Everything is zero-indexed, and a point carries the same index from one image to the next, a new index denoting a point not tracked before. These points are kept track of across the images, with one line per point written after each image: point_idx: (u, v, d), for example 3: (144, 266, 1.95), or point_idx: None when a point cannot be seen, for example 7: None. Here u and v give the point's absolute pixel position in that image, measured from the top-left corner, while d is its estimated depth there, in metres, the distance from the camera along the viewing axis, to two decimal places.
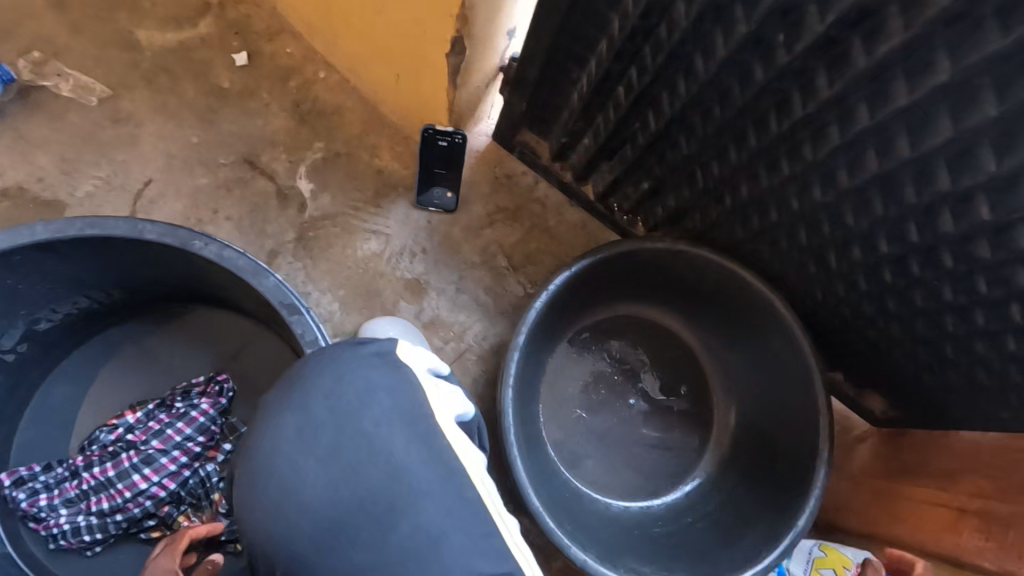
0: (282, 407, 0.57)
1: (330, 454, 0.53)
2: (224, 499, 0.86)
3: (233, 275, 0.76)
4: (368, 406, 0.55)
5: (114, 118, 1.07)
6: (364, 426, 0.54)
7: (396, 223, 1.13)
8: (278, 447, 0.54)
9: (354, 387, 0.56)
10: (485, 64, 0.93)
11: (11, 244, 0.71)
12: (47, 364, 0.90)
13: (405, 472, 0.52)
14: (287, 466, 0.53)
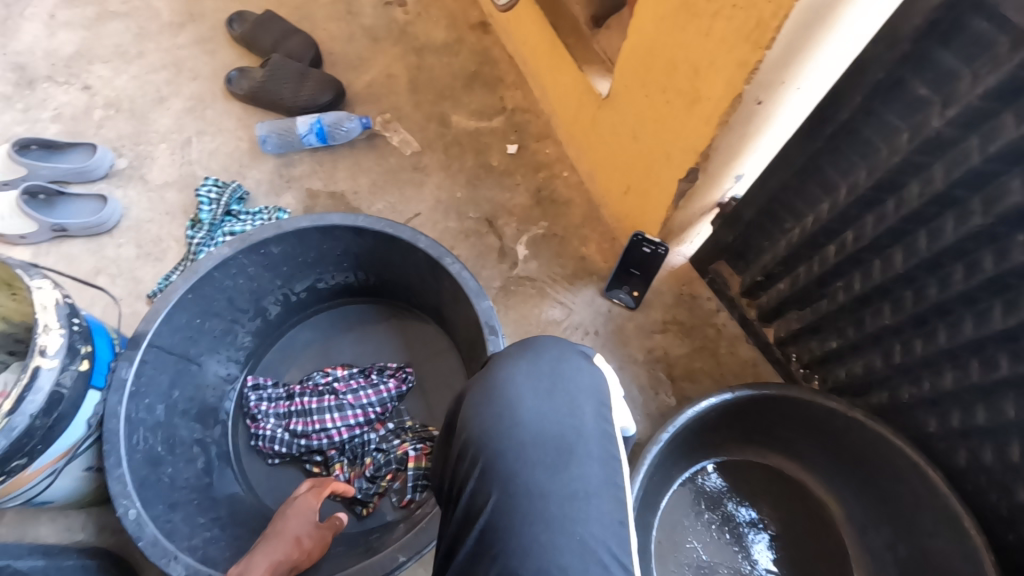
0: (510, 355, 0.64)
1: (538, 409, 0.60)
2: (372, 465, 1.03)
3: (461, 291, 0.96)
4: (578, 386, 0.61)
5: (414, 165, 1.44)
6: (572, 400, 0.61)
7: (581, 302, 1.28)
8: (498, 386, 0.62)
9: (570, 366, 0.63)
10: (707, 196, 1.08)
11: (339, 222, 0.98)
12: (307, 312, 1.19)
13: (591, 437, 0.59)
14: (501, 403, 0.61)
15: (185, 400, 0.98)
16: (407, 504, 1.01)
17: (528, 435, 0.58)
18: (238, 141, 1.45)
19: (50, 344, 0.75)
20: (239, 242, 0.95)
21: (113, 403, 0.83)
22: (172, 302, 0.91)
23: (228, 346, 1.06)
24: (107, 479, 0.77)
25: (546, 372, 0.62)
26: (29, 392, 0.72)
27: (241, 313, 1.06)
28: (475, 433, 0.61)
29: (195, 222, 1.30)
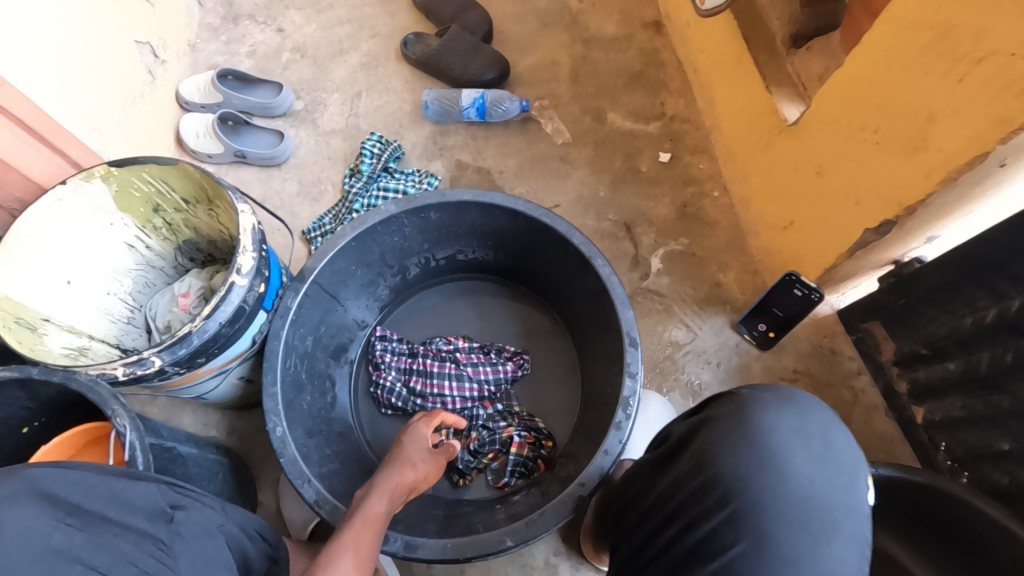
0: (776, 406, 0.60)
1: (805, 475, 0.56)
2: (477, 440, 1.05)
3: (604, 295, 0.94)
4: (852, 464, 0.57)
5: (562, 156, 1.44)
6: (843, 478, 0.56)
7: (709, 330, 1.23)
8: (764, 435, 0.58)
9: (843, 439, 0.58)
10: (887, 251, 0.98)
11: (498, 202, 1.00)
12: (440, 278, 1.23)
13: (860, 520, 0.55)
14: (765, 455, 0.57)
15: (327, 338, 1.05)
16: (502, 486, 1.03)
17: (793, 498, 0.55)
18: (402, 103, 1.52)
19: (244, 264, 0.83)
20: (404, 202, 0.99)
21: (276, 328, 0.90)
22: (338, 247, 0.97)
23: (368, 296, 1.13)
24: (262, 396, 0.85)
25: (817, 437, 0.58)
26: (222, 303, 0.80)
27: (387, 268, 1.11)
28: (724, 473, 0.58)
29: (355, 171, 1.38)
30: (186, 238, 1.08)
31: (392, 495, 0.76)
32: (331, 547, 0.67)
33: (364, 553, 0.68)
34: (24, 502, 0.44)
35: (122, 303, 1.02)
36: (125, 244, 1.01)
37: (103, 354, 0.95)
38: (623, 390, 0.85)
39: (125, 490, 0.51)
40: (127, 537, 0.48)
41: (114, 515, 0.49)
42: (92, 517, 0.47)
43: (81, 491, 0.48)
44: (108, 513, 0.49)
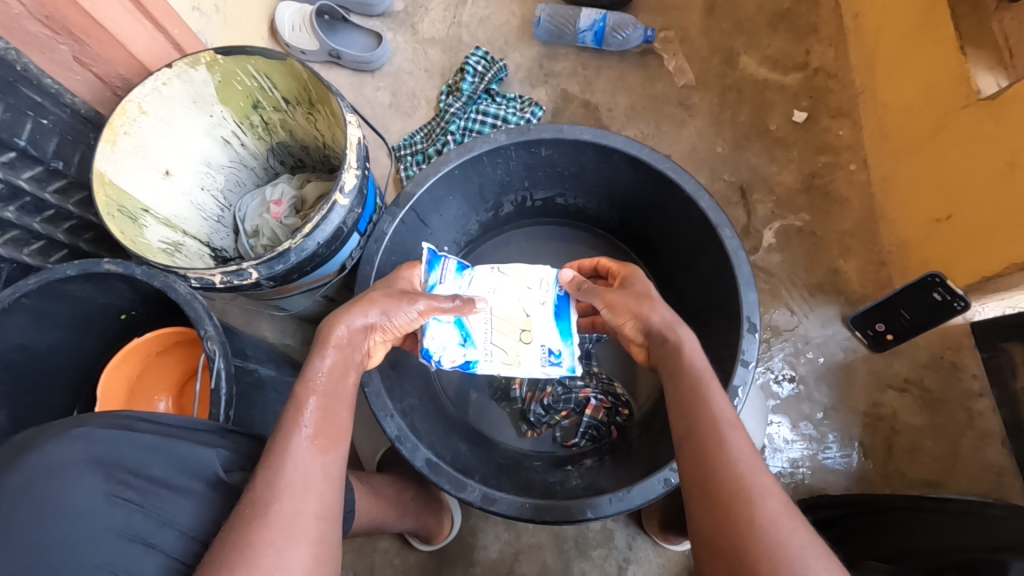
0: None
1: None
2: (551, 395, 1.01)
3: (726, 270, 0.85)
4: None
5: (681, 100, 1.28)
6: None
7: (815, 320, 1.11)
8: None
9: None
10: None
11: (621, 147, 0.89)
12: (531, 220, 1.14)
13: None
14: None
15: None
16: (569, 445, 0.99)
17: None
18: (510, 16, 1.36)
19: (348, 183, 0.77)
20: (518, 133, 0.90)
21: (371, 253, 0.86)
22: (441, 173, 0.90)
23: (458, 228, 1.06)
24: None
25: None
26: (323, 223, 0.75)
27: (482, 202, 1.03)
28: None
29: (453, 88, 1.28)
30: (280, 140, 1.03)
31: (339, 348, 0.62)
32: (275, 436, 0.53)
33: (325, 424, 0.55)
34: (81, 467, 0.47)
35: (214, 200, 1.00)
36: (220, 139, 0.97)
37: (195, 252, 0.93)
38: (733, 378, 0.77)
39: (178, 450, 0.51)
40: (185, 503, 0.50)
41: (172, 479, 0.50)
42: (151, 485, 0.49)
43: (138, 453, 0.50)
44: (165, 478, 0.50)
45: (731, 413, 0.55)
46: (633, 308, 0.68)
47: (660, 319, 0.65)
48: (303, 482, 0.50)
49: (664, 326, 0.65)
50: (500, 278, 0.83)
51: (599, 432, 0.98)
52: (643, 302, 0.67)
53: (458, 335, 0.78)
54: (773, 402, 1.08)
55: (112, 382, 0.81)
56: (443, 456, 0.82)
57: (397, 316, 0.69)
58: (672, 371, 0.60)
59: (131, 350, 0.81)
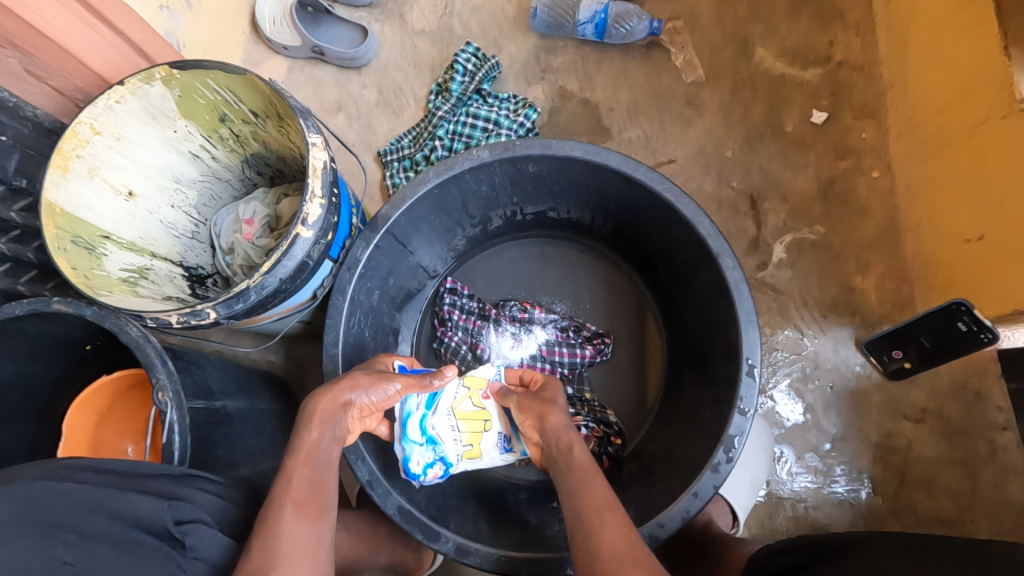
0: None
1: None
2: None
3: (727, 304, 0.78)
4: None
5: (688, 98, 1.18)
6: None
7: (827, 343, 1.04)
8: None
9: None
10: None
11: (614, 165, 0.81)
12: (523, 232, 1.07)
13: None
14: None
15: (395, 288, 0.94)
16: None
17: None
18: (506, 5, 1.26)
19: (311, 213, 0.71)
20: (502, 150, 0.82)
21: (343, 282, 0.80)
22: (419, 194, 0.84)
23: (443, 245, 0.99)
24: (324, 357, 0.78)
25: None
26: (284, 257, 0.70)
27: (468, 218, 0.97)
28: None
29: (443, 87, 1.19)
30: (253, 151, 0.97)
31: (326, 417, 0.60)
32: (266, 507, 0.52)
33: (311, 496, 0.54)
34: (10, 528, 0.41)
35: (186, 217, 0.95)
36: (189, 153, 0.91)
37: (165, 275, 0.89)
38: (729, 428, 0.71)
39: (120, 504, 0.45)
40: (129, 564, 0.43)
41: (115, 535, 0.44)
42: (91, 544, 0.43)
43: (78, 510, 0.44)
44: (107, 536, 0.44)
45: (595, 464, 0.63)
46: (540, 417, 0.70)
47: (557, 427, 0.67)
48: (295, 559, 0.49)
49: (561, 435, 0.67)
50: (463, 393, 0.79)
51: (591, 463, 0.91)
52: (550, 410, 0.70)
53: (420, 437, 0.77)
54: (778, 430, 1.01)
55: (77, 421, 0.77)
56: (419, 500, 0.77)
57: (383, 392, 0.66)
58: (563, 466, 0.64)
59: (101, 385, 0.78)
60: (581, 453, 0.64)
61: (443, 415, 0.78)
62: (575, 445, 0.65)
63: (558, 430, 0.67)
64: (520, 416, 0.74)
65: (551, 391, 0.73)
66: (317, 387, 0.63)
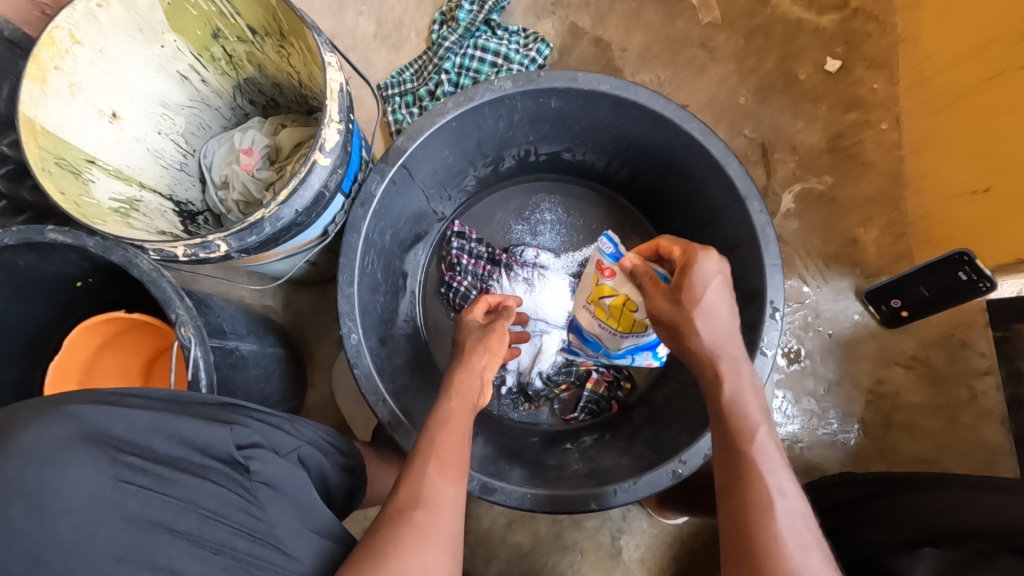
0: None
1: None
2: (542, 377, 0.96)
3: (750, 248, 0.78)
4: None
5: (703, 42, 1.14)
6: None
7: (829, 293, 1.06)
8: None
9: None
10: None
11: (643, 102, 0.78)
12: (534, 174, 1.03)
13: None
14: None
15: (405, 229, 0.89)
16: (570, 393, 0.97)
17: None
18: None
19: (329, 139, 0.66)
20: (526, 81, 0.78)
21: (357, 218, 0.76)
22: (436, 126, 0.78)
23: (452, 186, 0.94)
24: (337, 296, 0.73)
25: None
26: (301, 187, 0.65)
27: (481, 156, 0.92)
28: None
29: (448, 17, 1.11)
30: (247, 76, 0.89)
31: (466, 395, 0.66)
32: (415, 457, 0.57)
33: (450, 457, 0.57)
34: (74, 449, 0.38)
35: (174, 146, 0.87)
36: (177, 74, 0.83)
37: (156, 208, 0.83)
38: (752, 367, 0.73)
39: (183, 428, 0.44)
40: (205, 486, 0.42)
41: (182, 459, 0.43)
42: (160, 468, 0.41)
43: (139, 433, 0.42)
44: (174, 460, 0.42)
45: (751, 407, 0.57)
46: (675, 329, 0.62)
47: (696, 345, 0.60)
48: (437, 501, 0.53)
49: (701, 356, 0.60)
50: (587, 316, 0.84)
51: (597, 396, 0.94)
52: (685, 322, 0.61)
53: (622, 359, 0.85)
54: (777, 375, 1.05)
55: (81, 341, 0.75)
56: None
57: (492, 336, 0.76)
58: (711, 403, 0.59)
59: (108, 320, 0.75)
60: (742, 379, 0.59)
61: (604, 340, 0.82)
62: (718, 372, 0.59)
63: (698, 351, 0.60)
64: (648, 316, 0.67)
65: (689, 291, 0.61)
66: (449, 371, 0.71)
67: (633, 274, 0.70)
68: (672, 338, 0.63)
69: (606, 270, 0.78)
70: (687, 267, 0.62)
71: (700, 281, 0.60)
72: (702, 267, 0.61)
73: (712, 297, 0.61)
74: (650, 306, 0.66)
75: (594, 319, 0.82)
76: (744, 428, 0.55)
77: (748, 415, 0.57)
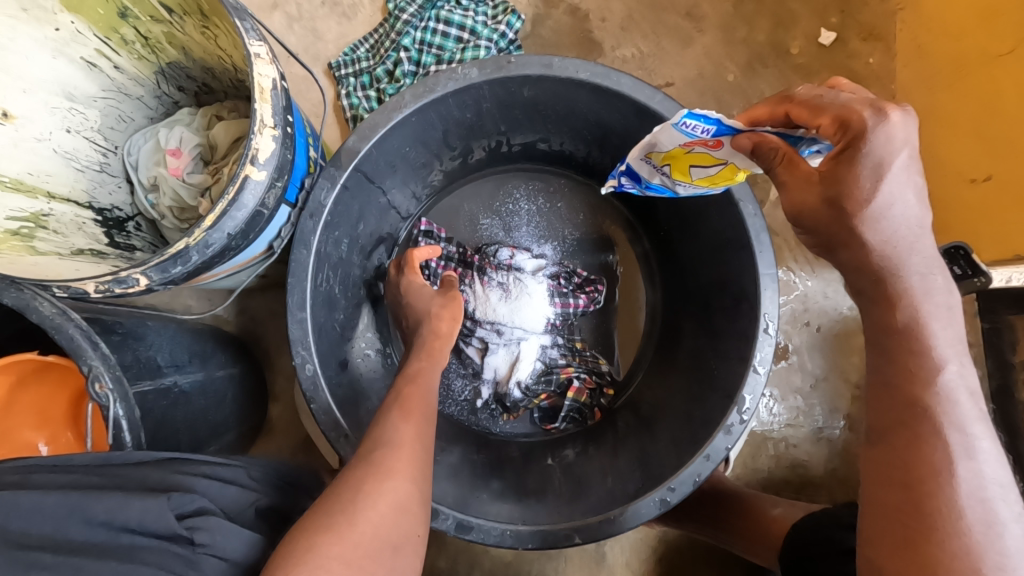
0: None
1: None
2: (521, 388, 0.89)
3: (742, 254, 0.71)
4: None
5: (689, 10, 1.04)
6: None
7: (818, 284, 1.02)
8: None
9: None
10: None
11: (626, 91, 0.70)
12: (507, 164, 0.94)
13: None
14: None
15: (365, 235, 0.80)
16: (551, 402, 0.90)
17: None
18: None
19: (261, 148, 0.56)
20: (493, 68, 0.68)
21: (305, 232, 0.67)
22: (392, 122, 0.68)
23: (417, 183, 0.85)
24: (287, 323, 0.65)
25: None
26: (232, 207, 0.55)
27: (447, 149, 0.82)
28: None
29: None
30: (170, 59, 0.76)
31: (439, 356, 0.67)
32: (379, 413, 0.57)
33: (414, 402, 0.58)
34: None
35: (89, 144, 0.75)
36: (82, 61, 0.71)
37: (72, 221, 0.72)
38: (744, 388, 0.68)
39: (104, 506, 0.38)
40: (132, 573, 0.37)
41: (107, 543, 0.38)
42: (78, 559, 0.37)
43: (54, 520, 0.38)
44: (97, 546, 0.38)
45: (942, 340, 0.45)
46: (829, 237, 0.46)
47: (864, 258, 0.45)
48: (397, 440, 0.52)
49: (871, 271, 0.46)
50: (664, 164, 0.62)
51: (579, 405, 0.89)
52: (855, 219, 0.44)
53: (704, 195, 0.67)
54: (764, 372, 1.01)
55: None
56: None
57: (452, 304, 0.74)
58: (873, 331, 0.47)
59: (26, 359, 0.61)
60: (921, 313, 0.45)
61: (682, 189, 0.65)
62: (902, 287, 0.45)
63: (865, 266, 0.46)
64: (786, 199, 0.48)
65: (859, 175, 0.42)
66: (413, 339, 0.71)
67: (756, 154, 0.49)
68: (827, 243, 0.47)
69: (710, 142, 0.54)
70: (852, 147, 0.42)
71: (871, 165, 0.42)
72: (876, 136, 0.42)
73: (890, 191, 0.43)
74: (790, 203, 0.48)
75: (652, 163, 0.64)
76: (929, 371, 0.45)
77: (927, 358, 0.45)
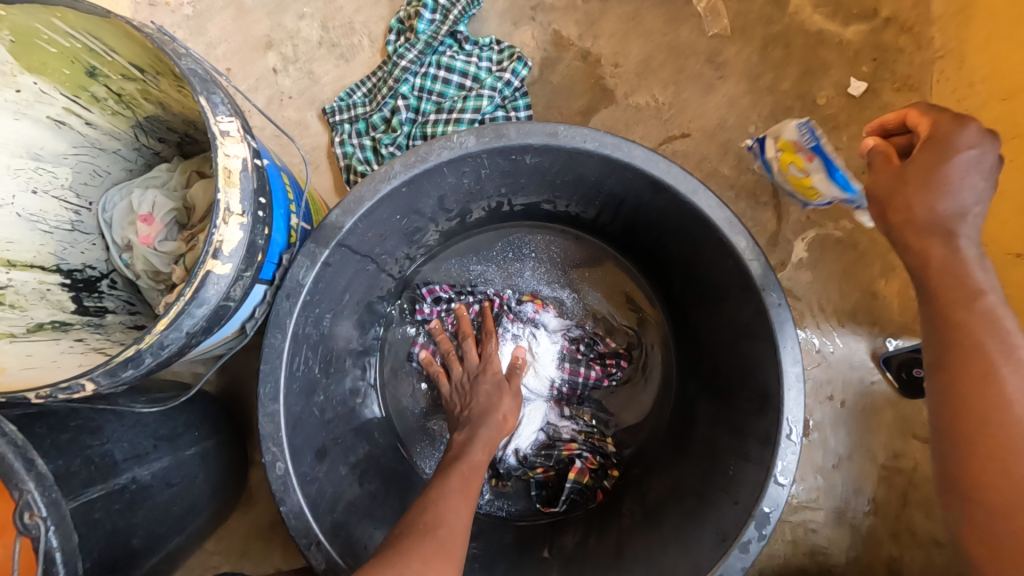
0: None
1: None
2: (521, 458, 0.84)
3: (763, 345, 0.64)
4: None
5: (709, 56, 0.97)
6: None
7: (844, 355, 0.94)
8: None
9: None
10: None
11: (639, 164, 0.63)
12: (510, 222, 0.87)
13: None
14: None
15: (352, 306, 0.74)
16: (547, 476, 0.83)
17: None
18: None
19: (226, 239, 0.50)
20: (492, 138, 0.62)
21: (281, 313, 0.61)
22: (380, 195, 0.62)
23: (410, 245, 0.79)
24: (257, 417, 0.59)
25: None
26: (191, 305, 0.49)
27: (443, 212, 0.76)
28: None
29: (406, 25, 0.93)
30: (148, 114, 0.71)
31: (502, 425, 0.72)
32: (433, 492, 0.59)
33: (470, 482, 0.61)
34: None
35: (59, 203, 0.70)
36: (48, 120, 0.65)
37: (33, 290, 0.67)
38: (762, 502, 0.61)
39: None
40: None
41: None
42: None
43: None
44: None
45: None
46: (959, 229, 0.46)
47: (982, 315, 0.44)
48: (454, 521, 0.54)
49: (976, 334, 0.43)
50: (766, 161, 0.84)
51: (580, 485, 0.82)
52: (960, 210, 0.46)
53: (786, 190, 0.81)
54: None
55: None
56: None
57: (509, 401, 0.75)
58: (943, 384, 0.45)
59: None
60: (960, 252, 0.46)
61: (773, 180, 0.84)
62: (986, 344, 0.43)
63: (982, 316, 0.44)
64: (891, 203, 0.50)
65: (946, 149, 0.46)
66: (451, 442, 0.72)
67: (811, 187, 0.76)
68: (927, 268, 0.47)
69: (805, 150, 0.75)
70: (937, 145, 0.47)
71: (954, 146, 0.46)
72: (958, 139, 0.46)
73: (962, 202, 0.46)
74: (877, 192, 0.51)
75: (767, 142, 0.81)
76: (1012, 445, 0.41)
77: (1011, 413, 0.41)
